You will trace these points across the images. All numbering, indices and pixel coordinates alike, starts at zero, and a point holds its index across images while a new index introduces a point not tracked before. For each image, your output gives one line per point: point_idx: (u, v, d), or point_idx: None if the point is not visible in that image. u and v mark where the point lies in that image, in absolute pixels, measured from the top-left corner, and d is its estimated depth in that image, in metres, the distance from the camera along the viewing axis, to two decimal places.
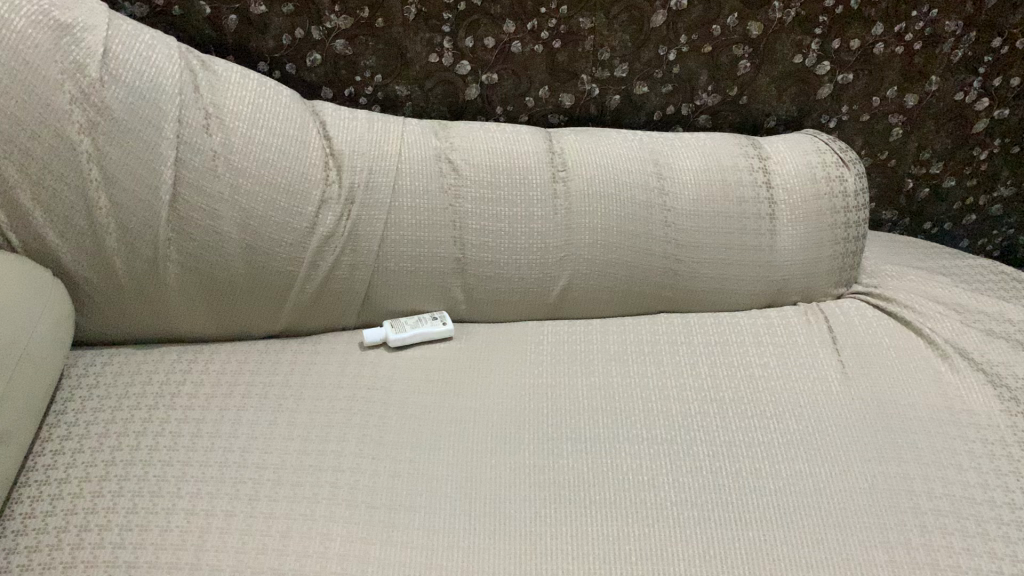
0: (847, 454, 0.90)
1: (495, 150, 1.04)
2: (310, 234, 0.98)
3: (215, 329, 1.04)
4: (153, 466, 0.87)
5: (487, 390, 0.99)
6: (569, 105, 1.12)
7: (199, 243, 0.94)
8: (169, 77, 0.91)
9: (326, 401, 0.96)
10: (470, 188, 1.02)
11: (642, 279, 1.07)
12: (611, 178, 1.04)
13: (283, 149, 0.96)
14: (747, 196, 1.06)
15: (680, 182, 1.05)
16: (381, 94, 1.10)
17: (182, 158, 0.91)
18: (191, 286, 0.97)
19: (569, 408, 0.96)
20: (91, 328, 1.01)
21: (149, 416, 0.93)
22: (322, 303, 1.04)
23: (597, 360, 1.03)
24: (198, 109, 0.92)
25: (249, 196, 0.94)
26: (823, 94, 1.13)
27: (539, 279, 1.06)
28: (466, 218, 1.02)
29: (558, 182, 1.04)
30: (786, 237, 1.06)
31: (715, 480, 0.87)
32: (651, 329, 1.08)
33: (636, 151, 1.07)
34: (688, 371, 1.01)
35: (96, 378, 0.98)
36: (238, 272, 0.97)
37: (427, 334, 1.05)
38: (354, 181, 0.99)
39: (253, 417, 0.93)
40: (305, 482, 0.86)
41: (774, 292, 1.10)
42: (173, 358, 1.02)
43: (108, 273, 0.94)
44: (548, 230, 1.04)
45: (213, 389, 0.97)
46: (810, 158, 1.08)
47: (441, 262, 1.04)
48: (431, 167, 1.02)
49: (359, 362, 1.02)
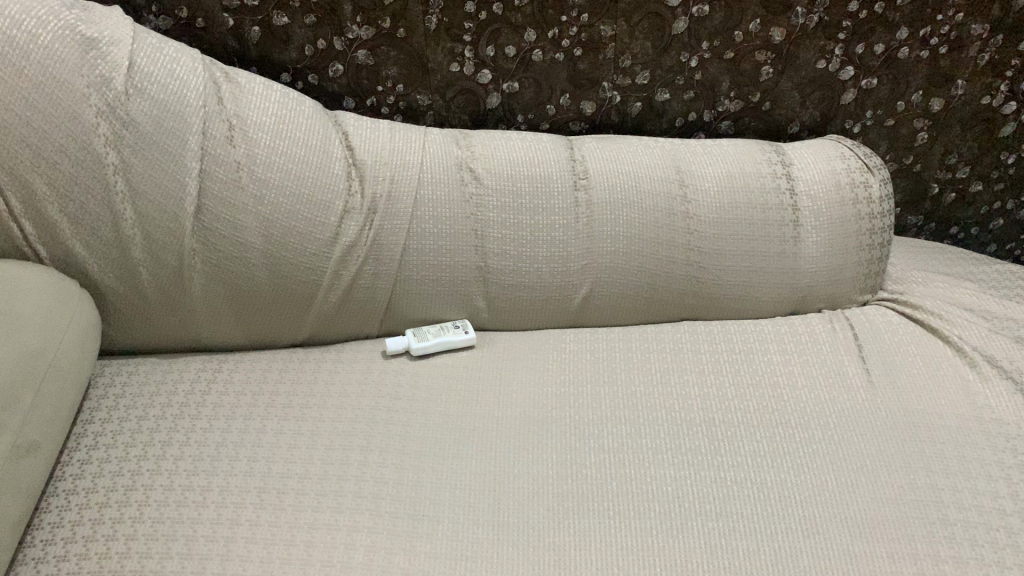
0: (875, 464, 0.89)
1: (517, 157, 1.04)
2: (332, 244, 0.99)
3: (239, 338, 1.05)
4: (179, 475, 0.88)
5: (510, 399, 0.98)
6: (591, 112, 1.12)
7: (223, 253, 0.95)
8: (192, 89, 0.93)
9: (348, 411, 0.96)
10: (491, 196, 1.02)
11: (665, 286, 1.06)
12: (633, 185, 1.04)
13: (306, 159, 0.97)
14: (770, 202, 1.05)
15: (703, 189, 1.04)
16: (402, 103, 1.10)
17: (207, 170, 0.93)
18: (215, 294, 0.99)
19: (592, 417, 0.95)
20: (117, 338, 1.02)
21: (174, 424, 0.94)
22: (345, 312, 1.04)
23: (620, 369, 1.02)
24: (221, 121, 0.94)
25: (272, 206, 0.95)
26: (847, 100, 1.12)
27: (560, 287, 1.05)
28: (487, 226, 1.02)
29: (579, 191, 1.03)
30: (811, 244, 1.06)
31: (739, 492, 0.86)
32: (674, 337, 1.07)
33: (658, 158, 1.06)
34: (712, 379, 1.00)
35: (124, 388, 0.99)
36: (261, 281, 0.98)
37: (449, 342, 1.05)
38: (376, 191, 0.99)
39: (277, 427, 0.94)
40: (329, 491, 0.86)
41: (799, 300, 1.09)
42: (198, 368, 1.02)
43: (134, 283, 0.95)
44: (569, 239, 1.03)
45: (238, 398, 0.98)
46: (834, 164, 1.07)
47: (463, 271, 1.03)
48: (452, 176, 1.02)
49: (381, 371, 1.02)
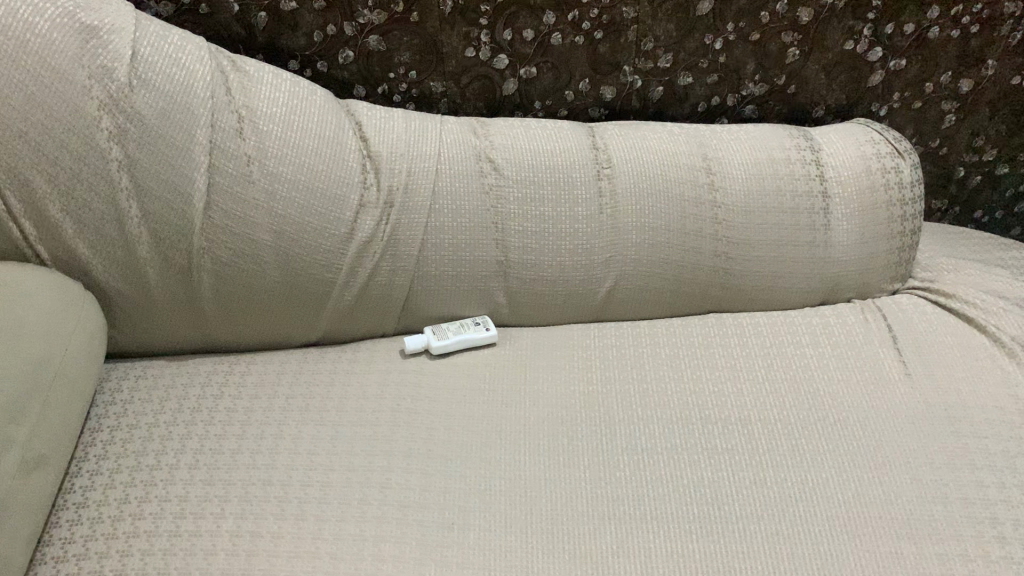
0: (917, 462, 0.86)
1: (537, 147, 1.00)
2: (348, 240, 0.95)
3: (251, 339, 1.01)
4: (194, 485, 0.84)
5: (536, 399, 0.94)
6: (611, 98, 1.08)
7: (233, 251, 0.92)
8: (200, 79, 0.89)
9: (369, 414, 0.92)
10: (512, 188, 0.98)
11: (691, 279, 1.03)
12: (658, 174, 1.00)
13: (319, 152, 0.93)
14: (800, 190, 1.02)
15: (731, 177, 1.01)
16: (415, 91, 1.05)
17: (216, 164, 0.89)
18: (226, 294, 0.95)
19: (622, 417, 0.92)
20: (124, 340, 0.98)
21: (188, 431, 0.90)
22: (361, 311, 1.00)
23: (648, 365, 0.98)
24: (230, 113, 0.90)
25: (284, 201, 0.92)
26: (874, 82, 1.08)
27: (584, 282, 1.01)
28: (508, 219, 0.98)
29: (602, 180, 0.99)
30: (841, 232, 1.02)
31: (779, 492, 0.83)
32: (703, 331, 1.03)
33: (683, 145, 1.02)
34: (744, 375, 0.96)
35: (132, 392, 0.95)
36: (274, 279, 0.95)
37: (470, 340, 1.00)
38: (392, 183, 0.95)
39: (295, 432, 0.90)
40: (353, 499, 0.83)
41: (828, 290, 1.05)
42: (209, 370, 0.99)
43: (141, 284, 0.93)
44: (593, 231, 1.00)
45: (252, 402, 0.94)
46: (864, 149, 1.03)
47: (483, 266, 0.99)
48: (471, 167, 0.97)
49: (401, 372, 0.98)
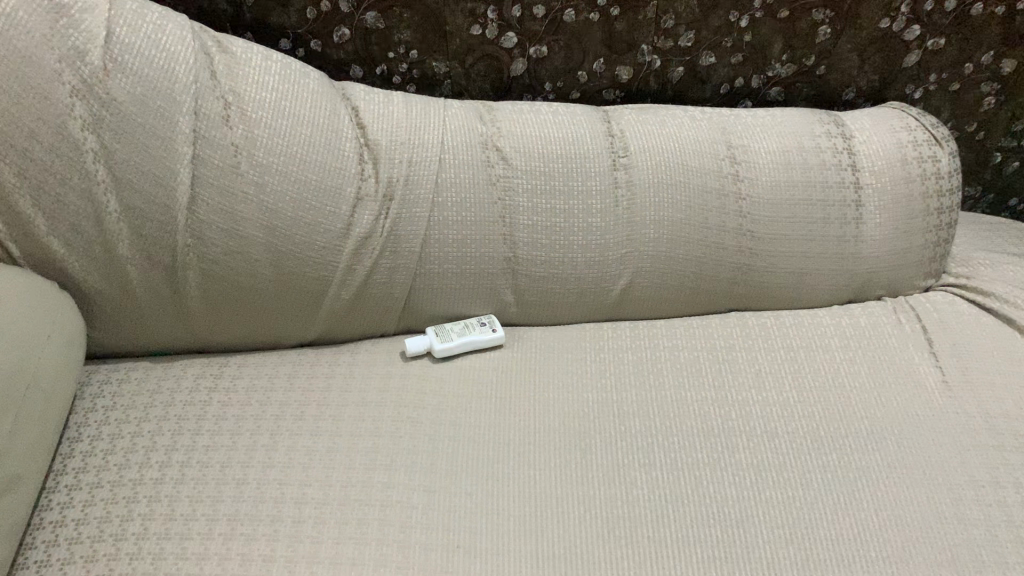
0: (957, 480, 0.80)
1: (548, 134, 0.92)
2: (344, 237, 0.88)
3: (242, 339, 0.94)
4: (180, 503, 0.78)
5: (547, 407, 0.88)
6: (627, 79, 1.00)
7: (221, 248, 0.85)
8: (181, 62, 0.82)
9: (367, 423, 0.86)
10: (521, 179, 0.91)
11: (713, 277, 0.96)
12: (678, 163, 0.93)
13: (313, 141, 0.86)
14: (830, 180, 0.95)
15: (757, 166, 0.94)
16: (417, 71, 0.98)
17: (201, 155, 0.82)
18: (214, 293, 0.89)
19: (640, 427, 0.86)
20: (105, 341, 0.92)
21: (174, 441, 0.84)
22: (359, 310, 0.93)
23: (666, 370, 0.92)
24: (215, 98, 0.83)
25: (275, 195, 0.85)
26: (910, 62, 1.01)
27: (598, 279, 0.95)
28: (516, 212, 0.91)
29: (618, 171, 0.92)
30: (874, 226, 0.95)
31: (810, 513, 0.77)
32: (724, 332, 0.96)
33: (706, 131, 0.95)
34: (769, 382, 0.90)
35: (115, 397, 0.89)
36: (265, 278, 0.88)
37: (476, 342, 0.94)
38: (392, 174, 0.88)
39: (289, 444, 0.84)
40: (351, 519, 0.77)
41: (858, 287, 0.99)
42: (197, 373, 0.92)
43: (122, 283, 0.86)
44: (608, 225, 0.93)
45: (243, 409, 0.88)
46: (899, 136, 0.96)
47: (490, 262, 0.93)
48: (477, 156, 0.90)
49: (402, 377, 0.91)
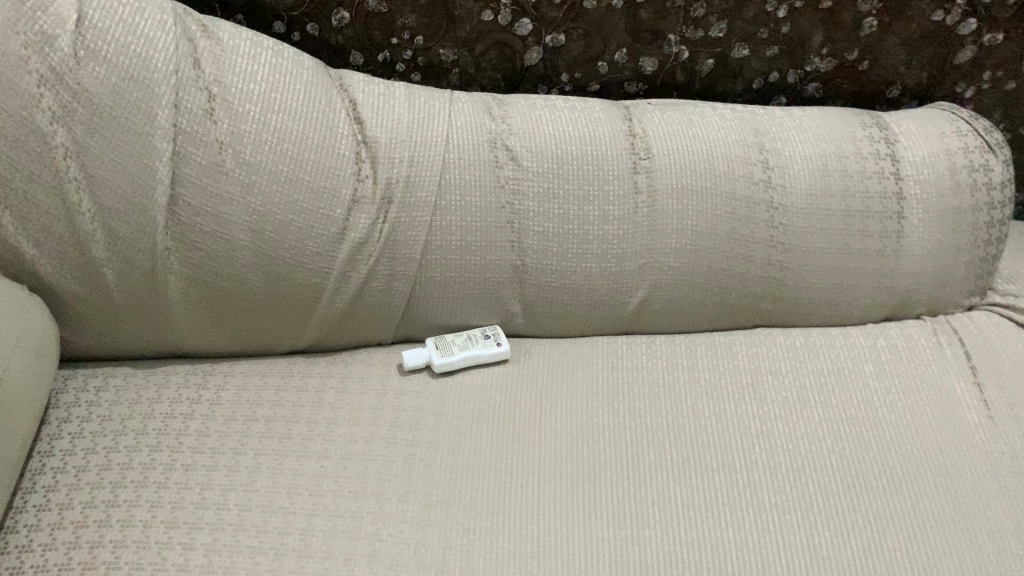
0: (1003, 527, 0.73)
1: (563, 132, 0.85)
2: (338, 241, 0.81)
3: (228, 346, 0.88)
4: (155, 529, 0.72)
5: (554, 431, 0.81)
6: (651, 71, 0.92)
7: (205, 252, 0.79)
8: (161, 49, 0.74)
9: (359, 445, 0.80)
10: (532, 181, 0.84)
11: (738, 291, 0.88)
12: (705, 166, 0.85)
13: (306, 137, 0.79)
14: (871, 190, 0.87)
15: (792, 173, 0.86)
16: (422, 59, 0.90)
17: (182, 152, 0.75)
18: (197, 299, 0.82)
19: (654, 458, 0.79)
20: (82, 346, 0.86)
21: (151, 459, 0.78)
22: (354, 319, 0.87)
23: (684, 393, 0.85)
24: (198, 89, 0.75)
25: (263, 197, 0.78)
26: (963, 59, 0.91)
27: (614, 291, 0.87)
28: (527, 218, 0.84)
29: (639, 174, 0.85)
30: (916, 240, 0.87)
31: (840, 561, 0.70)
32: (749, 351, 0.89)
33: (737, 131, 0.87)
34: (796, 410, 0.83)
35: (91, 408, 0.83)
36: (252, 284, 0.81)
37: (479, 357, 0.87)
38: (392, 175, 0.81)
39: (274, 465, 0.78)
40: (338, 553, 0.71)
41: (896, 305, 0.91)
42: (179, 382, 0.86)
43: (98, 287, 0.79)
44: (626, 233, 0.85)
45: (227, 425, 0.82)
46: (948, 142, 0.88)
47: (496, 271, 0.85)
48: (484, 156, 0.83)
49: (398, 393, 0.85)
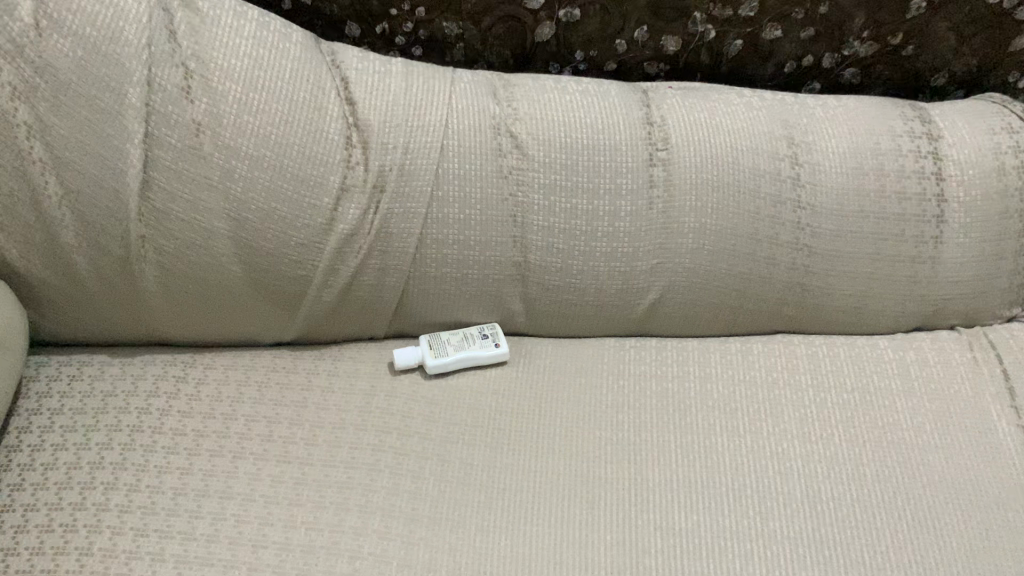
0: None
1: (574, 118, 0.78)
2: (325, 232, 0.75)
3: (210, 337, 0.83)
4: (123, 537, 0.68)
5: (553, 444, 0.76)
6: (673, 52, 0.84)
7: (181, 241, 0.73)
8: (132, 21, 0.68)
9: (344, 451, 0.75)
10: (538, 172, 0.77)
11: (757, 296, 0.82)
12: (727, 160, 0.78)
13: (291, 120, 0.72)
14: (909, 191, 0.79)
15: (822, 170, 0.79)
16: (424, 32, 0.83)
17: (155, 134, 0.69)
18: (175, 289, 0.76)
19: (659, 477, 0.73)
20: (56, 332, 0.81)
21: (123, 458, 0.74)
22: (343, 313, 0.81)
23: (693, 405, 0.79)
24: (173, 67, 0.69)
25: (243, 183, 0.72)
26: (1018, 46, 0.83)
27: (623, 292, 0.81)
28: (531, 211, 0.77)
29: (656, 166, 0.78)
30: (956, 247, 0.80)
31: None
32: (766, 361, 0.83)
33: (764, 122, 0.79)
34: (815, 429, 0.77)
35: (63, 399, 0.79)
36: (233, 275, 0.76)
37: (475, 358, 0.81)
38: (385, 162, 0.74)
39: (252, 470, 0.73)
40: (314, 572, 0.67)
41: (928, 315, 0.84)
42: (158, 374, 0.81)
43: (68, 274, 0.74)
44: (638, 231, 0.79)
45: (205, 423, 0.77)
46: (999, 140, 0.79)
47: (497, 267, 0.79)
48: (487, 143, 0.76)
49: (387, 394, 0.80)
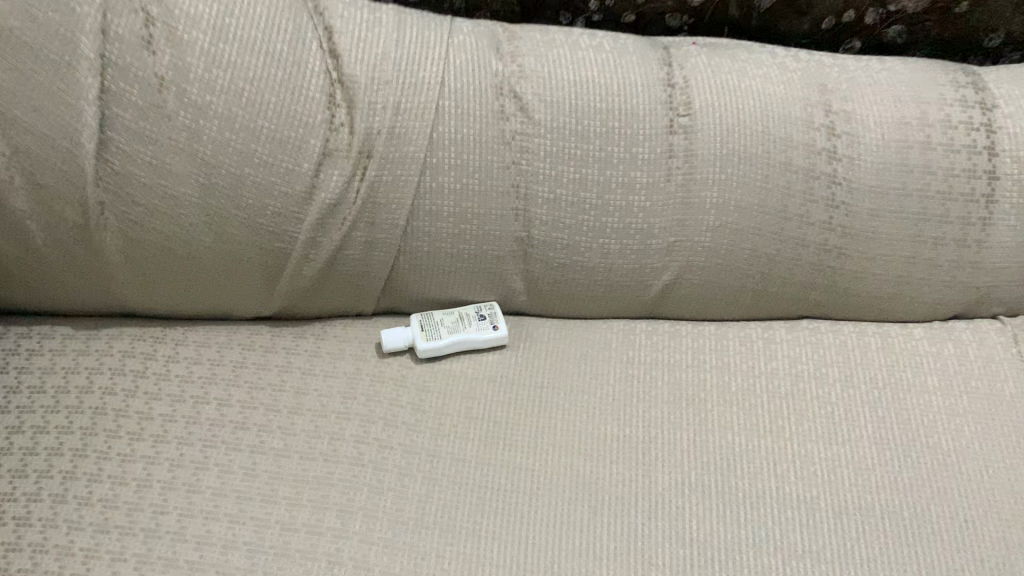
0: None
1: (587, 78, 0.69)
2: (306, 202, 0.67)
3: (183, 310, 0.76)
4: (82, 533, 0.62)
5: (555, 439, 0.69)
6: (699, 3, 0.75)
7: (145, 208, 0.66)
8: None
9: (325, 442, 0.69)
10: (544, 139, 0.69)
11: (783, 279, 0.74)
12: (757, 129, 0.70)
13: (267, 75, 0.64)
14: (958, 167, 0.71)
15: (861, 141, 0.70)
16: None
17: (113, 89, 0.61)
18: (141, 260, 0.69)
19: (669, 479, 0.67)
20: (14, 300, 0.74)
21: (84, 444, 0.67)
22: (326, 288, 0.74)
23: (709, 399, 0.72)
24: (132, 13, 0.61)
25: (214, 145, 0.64)
26: None
27: (634, 272, 0.74)
28: (535, 182, 0.70)
29: (676, 134, 0.69)
30: (1006, 231, 0.72)
31: None
32: (789, 351, 0.76)
33: (799, 86, 0.71)
34: (842, 429, 0.70)
35: (21, 375, 0.72)
36: (204, 246, 0.68)
37: (470, 342, 0.75)
38: (372, 124, 0.66)
39: (225, 462, 0.67)
40: None
41: (968, 303, 0.77)
42: (125, 349, 0.74)
43: (22, 241, 0.67)
44: (653, 207, 0.71)
45: (175, 406, 0.70)
46: None
47: (497, 243, 0.72)
48: (488, 104, 0.68)
49: (374, 379, 0.73)
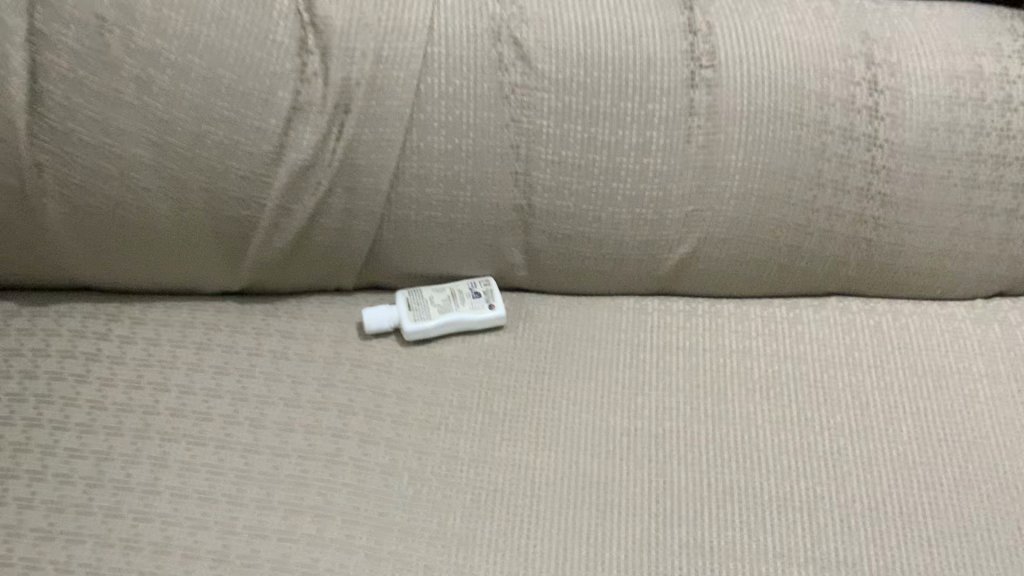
0: None
1: (597, 22, 0.60)
2: (274, 163, 0.59)
3: (139, 286, 0.67)
4: (20, 540, 0.54)
5: (559, 434, 0.62)
6: None
7: (89, 169, 0.57)
8: None
9: (299, 436, 0.61)
10: (548, 92, 0.60)
11: (813, 253, 0.67)
12: (790, 83, 0.61)
13: (226, 17, 0.56)
14: (1014, 127, 0.63)
15: (907, 97, 0.62)
16: None
17: (45, 33, 0.54)
18: (87, 231, 0.60)
19: (688, 480, 0.59)
20: None
21: (25, 437, 0.59)
22: (300, 262, 0.65)
23: (730, 388, 0.65)
24: None
25: (166, 97, 0.56)
26: None
27: (647, 245, 0.66)
28: (538, 141, 0.61)
29: (698, 88, 0.61)
30: None
31: None
32: (818, 335, 0.68)
33: (838, 33, 0.62)
34: (878, 423, 0.63)
35: None
36: (159, 215, 0.60)
37: (462, 323, 0.67)
38: (351, 75, 0.57)
39: (186, 458, 0.59)
40: None
41: (1014, 280, 0.69)
42: (73, 328, 0.66)
43: None
44: (671, 172, 0.63)
45: (129, 393, 0.62)
46: None
47: (493, 211, 0.64)
48: (484, 53, 0.59)
49: (356, 364, 0.65)
